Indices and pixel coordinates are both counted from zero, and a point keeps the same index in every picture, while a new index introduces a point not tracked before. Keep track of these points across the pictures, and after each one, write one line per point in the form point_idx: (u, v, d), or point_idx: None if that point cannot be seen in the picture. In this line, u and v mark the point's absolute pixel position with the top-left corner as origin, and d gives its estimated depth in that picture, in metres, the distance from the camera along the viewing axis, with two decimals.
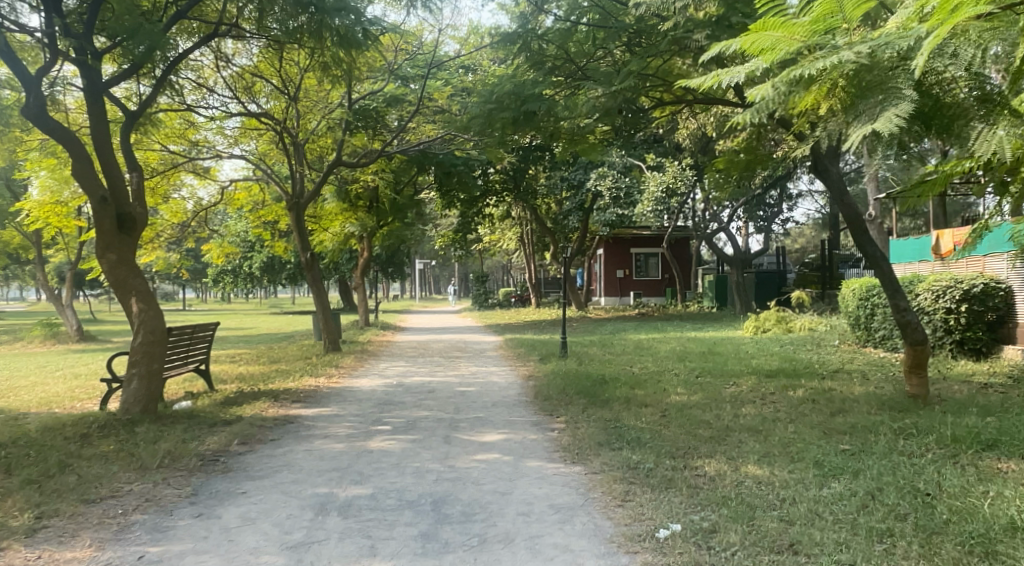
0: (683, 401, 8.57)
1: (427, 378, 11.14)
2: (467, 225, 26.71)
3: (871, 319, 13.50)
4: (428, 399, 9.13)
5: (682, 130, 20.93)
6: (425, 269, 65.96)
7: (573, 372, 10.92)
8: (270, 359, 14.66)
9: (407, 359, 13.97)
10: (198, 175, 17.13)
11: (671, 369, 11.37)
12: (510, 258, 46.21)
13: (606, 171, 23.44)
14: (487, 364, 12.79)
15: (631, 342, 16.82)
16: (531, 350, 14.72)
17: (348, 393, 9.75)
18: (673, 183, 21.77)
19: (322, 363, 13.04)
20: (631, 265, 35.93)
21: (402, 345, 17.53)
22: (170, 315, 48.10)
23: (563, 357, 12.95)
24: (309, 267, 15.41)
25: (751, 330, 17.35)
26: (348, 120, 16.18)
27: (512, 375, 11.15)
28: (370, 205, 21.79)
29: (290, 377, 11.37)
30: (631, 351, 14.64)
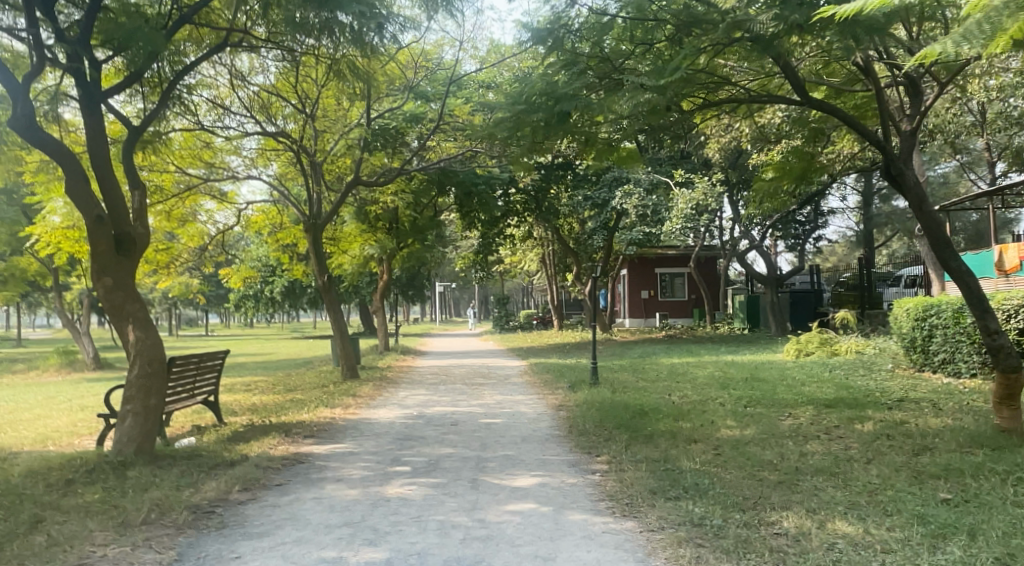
0: (736, 436, 7.70)
1: (450, 409, 10.33)
2: (489, 246, 26.01)
3: (929, 341, 12.52)
4: (452, 433, 8.30)
5: (714, 143, 20.11)
6: (446, 292, 65.34)
7: (608, 401, 10.05)
8: (285, 387, 13.92)
9: (428, 387, 13.14)
10: (215, 197, 16.59)
11: (717, 397, 10.50)
12: (533, 280, 45.41)
13: (632, 188, 22.64)
14: (513, 393, 11.94)
15: (665, 367, 15.88)
16: (559, 376, 13.83)
17: (366, 426, 8.97)
18: (702, 200, 20.76)
19: (338, 392, 12.28)
20: (657, 286, 34.98)
21: (423, 371, 16.73)
22: (191, 341, 47.79)
23: (595, 384, 12.07)
24: (326, 291, 14.67)
25: (794, 354, 16.38)
26: (367, 138, 15.60)
27: (543, 406, 10.29)
28: (390, 227, 21.17)
29: (304, 408, 10.62)
30: (667, 377, 13.72)
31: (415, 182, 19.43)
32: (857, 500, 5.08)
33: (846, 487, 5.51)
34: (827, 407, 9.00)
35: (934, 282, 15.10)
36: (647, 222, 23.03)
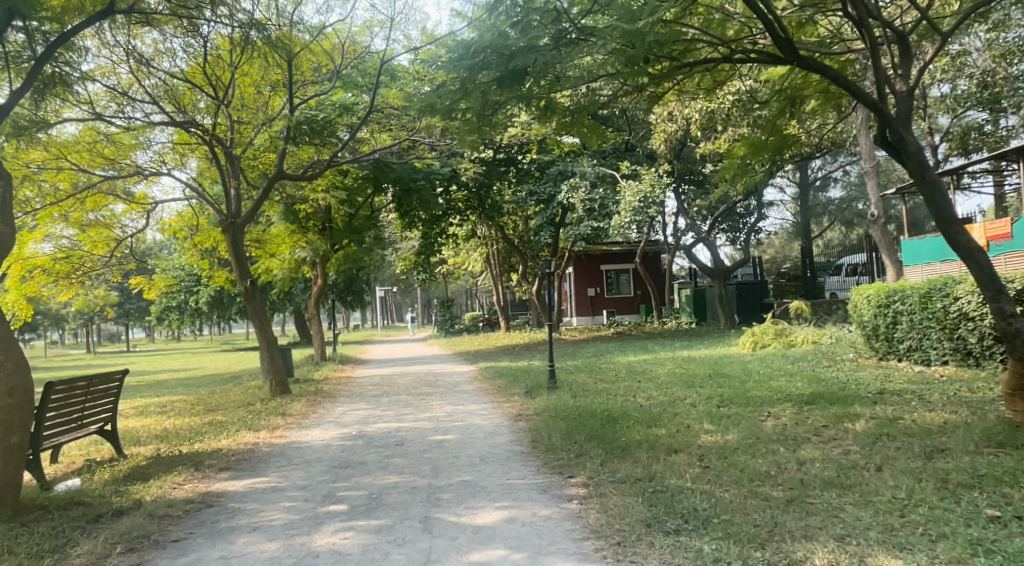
0: (720, 443, 6.83)
1: (394, 426, 9.17)
2: (430, 246, 24.94)
3: (893, 329, 12.01)
4: (396, 456, 7.16)
5: (659, 133, 19.42)
6: (386, 296, 63.62)
7: (570, 408, 9.07)
8: (206, 407, 12.47)
9: (369, 400, 11.92)
10: (120, 197, 14.93)
11: (688, 397, 9.66)
12: (475, 281, 44.34)
13: (578, 182, 21.81)
14: (463, 403, 10.85)
15: (621, 366, 15.03)
16: (512, 381, 12.81)
17: (295, 452, 7.74)
18: (650, 191, 20.10)
19: (266, 411, 10.96)
20: (602, 283, 34.40)
21: (363, 381, 15.46)
22: (113, 357, 44.86)
23: (552, 389, 11.06)
24: (249, 297, 13.14)
25: (751, 346, 15.79)
26: (291, 127, 14.26)
27: (498, 417, 9.22)
28: (323, 227, 20.17)
29: (224, 432, 9.30)
30: (626, 377, 12.83)
31: (350, 179, 18.33)
32: (892, 524, 4.21)
33: (869, 504, 4.65)
34: (808, 404, 8.24)
35: (890, 268, 14.74)
36: (595, 216, 22.16)
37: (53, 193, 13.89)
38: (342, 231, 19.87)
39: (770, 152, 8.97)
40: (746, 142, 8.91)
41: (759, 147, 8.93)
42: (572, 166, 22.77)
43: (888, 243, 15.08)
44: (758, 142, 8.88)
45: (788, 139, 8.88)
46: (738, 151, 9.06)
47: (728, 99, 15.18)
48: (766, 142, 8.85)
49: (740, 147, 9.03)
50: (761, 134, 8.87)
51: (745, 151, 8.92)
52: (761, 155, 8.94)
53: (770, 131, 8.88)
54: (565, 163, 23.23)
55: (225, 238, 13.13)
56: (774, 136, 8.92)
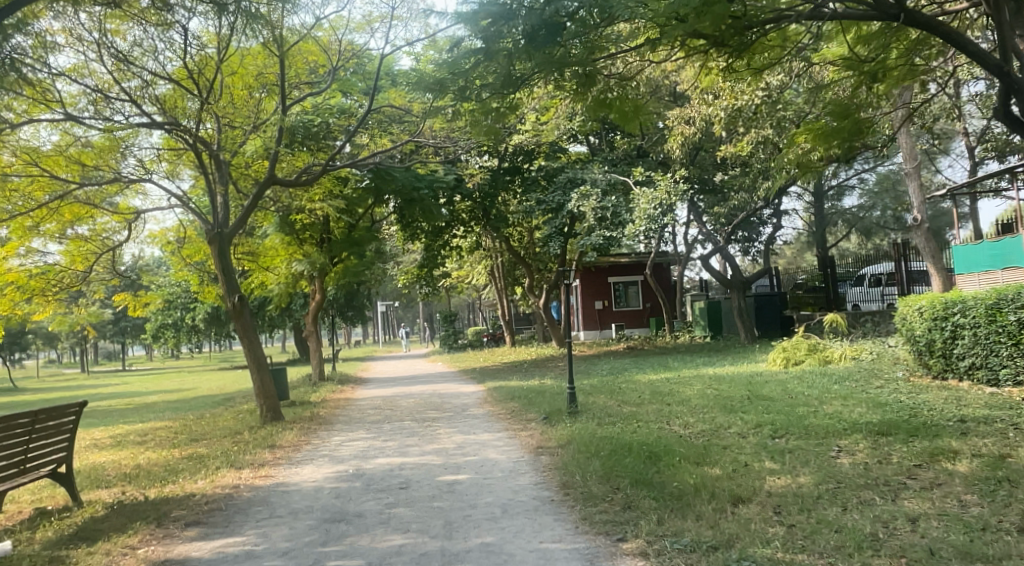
0: (795, 489, 5.62)
1: (397, 461, 7.98)
2: (433, 259, 23.93)
3: (952, 344, 10.83)
4: (399, 505, 5.96)
5: (676, 136, 18.26)
6: (387, 311, 62.36)
7: (601, 439, 7.87)
8: (189, 437, 11.28)
9: (370, 428, 10.72)
10: (98, 207, 13.80)
11: (733, 425, 8.45)
12: (480, 294, 43.18)
13: (588, 189, 20.60)
14: (474, 432, 9.64)
15: (643, 385, 13.82)
16: (527, 404, 11.61)
17: (280, 499, 6.55)
18: (666, 198, 18.93)
19: (253, 443, 9.77)
20: (610, 296, 33.24)
21: (363, 404, 14.30)
22: (108, 376, 43.60)
23: (574, 415, 9.87)
24: (237, 315, 11.77)
25: (782, 363, 14.61)
26: (283, 125, 13.00)
27: (516, 451, 8.02)
28: (321, 239, 19.52)
29: (203, 469, 8.11)
30: (652, 399, 11.60)
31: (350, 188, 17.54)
32: None
33: None
34: (883, 436, 7.05)
35: (937, 278, 13.67)
36: (606, 225, 20.97)
37: (26, 202, 12.81)
38: (341, 243, 19.11)
39: (847, 137, 7.55)
40: (809, 130, 7.59)
41: (829, 134, 7.56)
42: (582, 173, 21.65)
43: (934, 251, 13.87)
44: (824, 128, 7.53)
45: (865, 121, 7.47)
46: (802, 140, 7.76)
47: (756, 97, 14.09)
48: (834, 126, 7.48)
49: (803, 135, 7.71)
50: (828, 118, 7.51)
51: (810, 139, 7.60)
52: (833, 142, 7.57)
53: (841, 114, 7.53)
54: (575, 170, 22.07)
55: (211, 249, 11.74)
56: (848, 119, 7.53)
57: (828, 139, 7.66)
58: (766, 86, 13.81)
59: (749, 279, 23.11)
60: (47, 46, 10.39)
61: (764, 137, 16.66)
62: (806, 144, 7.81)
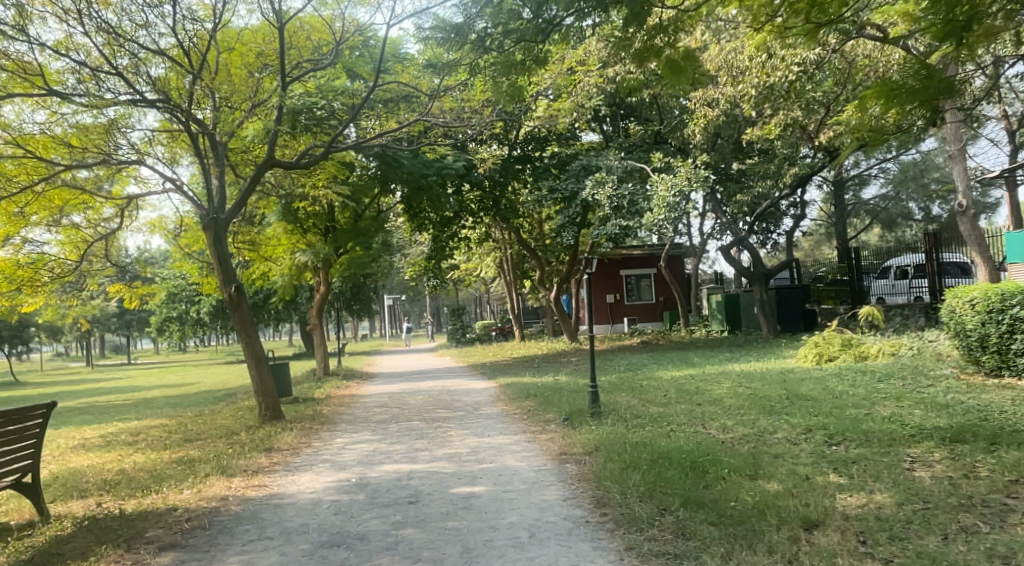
0: (877, 511, 4.78)
1: (405, 469, 7.14)
2: (442, 251, 23.14)
3: (1011, 338, 9.95)
4: (410, 524, 5.14)
5: (698, 120, 17.49)
6: (395, 305, 61.70)
7: (634, 444, 7.05)
8: (182, 438, 10.49)
9: (375, 429, 9.91)
10: (88, 193, 12.97)
11: (780, 430, 7.59)
12: (489, 288, 42.35)
13: (604, 177, 19.74)
14: (489, 434, 8.80)
15: (667, 382, 12.98)
16: (546, 404, 10.81)
17: (273, 513, 5.73)
18: (687, 185, 18.04)
19: (248, 446, 8.97)
20: (623, 289, 32.39)
21: (369, 401, 13.52)
22: (112, 371, 42.93)
23: (598, 416, 9.05)
24: (233, 308, 10.88)
25: (814, 360, 13.73)
26: (283, 104, 12.09)
27: (538, 458, 7.18)
28: (326, 229, 18.77)
29: (190, 477, 7.30)
30: (680, 399, 10.76)
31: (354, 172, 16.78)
32: None
33: None
34: (959, 443, 6.21)
35: (981, 267, 12.85)
36: (622, 214, 19.89)
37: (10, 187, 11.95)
38: (347, 233, 18.37)
39: (929, 97, 6.56)
40: (880, 91, 6.62)
41: (905, 96, 6.61)
42: (598, 160, 20.74)
43: (979, 236, 12.97)
44: (899, 90, 6.58)
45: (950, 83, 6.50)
46: (870, 103, 6.82)
47: (790, 72, 13.17)
48: (912, 87, 6.51)
49: (872, 97, 6.77)
50: (905, 78, 6.57)
51: (881, 100, 6.63)
52: (908, 106, 6.64)
53: (919, 75, 6.56)
54: (589, 158, 21.18)
55: (205, 237, 10.86)
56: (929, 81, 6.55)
57: (900, 102, 6.69)
58: (801, 59, 12.93)
59: (772, 271, 22.10)
60: (27, 14, 9.53)
61: (793, 119, 16.14)
62: (876, 105, 6.87)
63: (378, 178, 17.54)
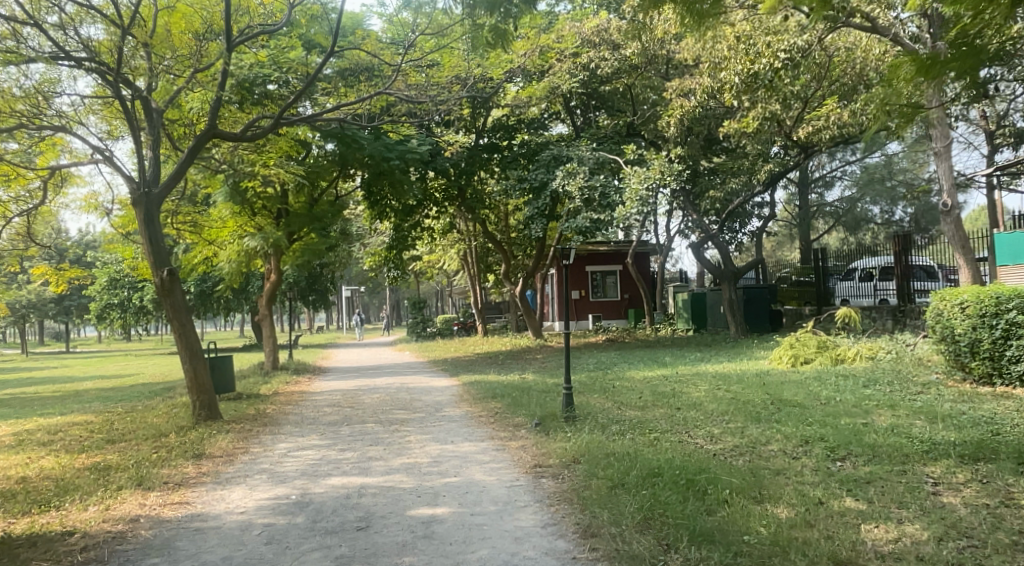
0: (915, 548, 4.05)
1: (356, 483, 6.21)
2: (403, 240, 22.13)
3: (1005, 344, 9.45)
4: (357, 560, 4.23)
5: (674, 110, 16.82)
6: (352, 297, 60.25)
7: (619, 457, 6.22)
8: (105, 440, 9.34)
9: (324, 432, 8.94)
10: (8, 162, 11.62)
11: (774, 441, 6.85)
12: (450, 281, 41.36)
13: (574, 167, 19.01)
14: (451, 442, 7.91)
15: (640, 383, 12.26)
16: (513, 406, 9.95)
17: (190, 541, 4.74)
18: (661, 178, 17.34)
19: (176, 451, 7.93)
20: (587, 286, 31.74)
21: (318, 399, 12.50)
22: (49, 359, 40.78)
23: (573, 422, 8.23)
24: (164, 294, 9.66)
25: (791, 362, 13.16)
26: (227, 69, 10.88)
27: (507, 472, 6.32)
28: (278, 215, 17.66)
29: (99, 489, 6.26)
30: (656, 402, 10.01)
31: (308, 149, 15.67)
32: None
33: None
34: (983, 463, 5.54)
35: (964, 268, 12.42)
36: (593, 208, 19.13)
37: None
38: (301, 218, 17.41)
39: (973, 67, 5.74)
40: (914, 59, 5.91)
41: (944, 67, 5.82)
42: (567, 150, 19.94)
43: (964, 237, 12.51)
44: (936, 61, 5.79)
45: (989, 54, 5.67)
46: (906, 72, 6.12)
47: (776, 60, 12.43)
48: (950, 56, 5.68)
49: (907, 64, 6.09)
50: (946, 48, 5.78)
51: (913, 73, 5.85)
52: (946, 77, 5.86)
53: (961, 40, 5.74)
54: (559, 148, 20.31)
55: (136, 214, 9.71)
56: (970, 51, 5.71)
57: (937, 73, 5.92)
58: (790, 44, 12.27)
59: (741, 269, 21.57)
60: None
61: (771, 113, 15.30)
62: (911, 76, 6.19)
63: (337, 163, 16.58)
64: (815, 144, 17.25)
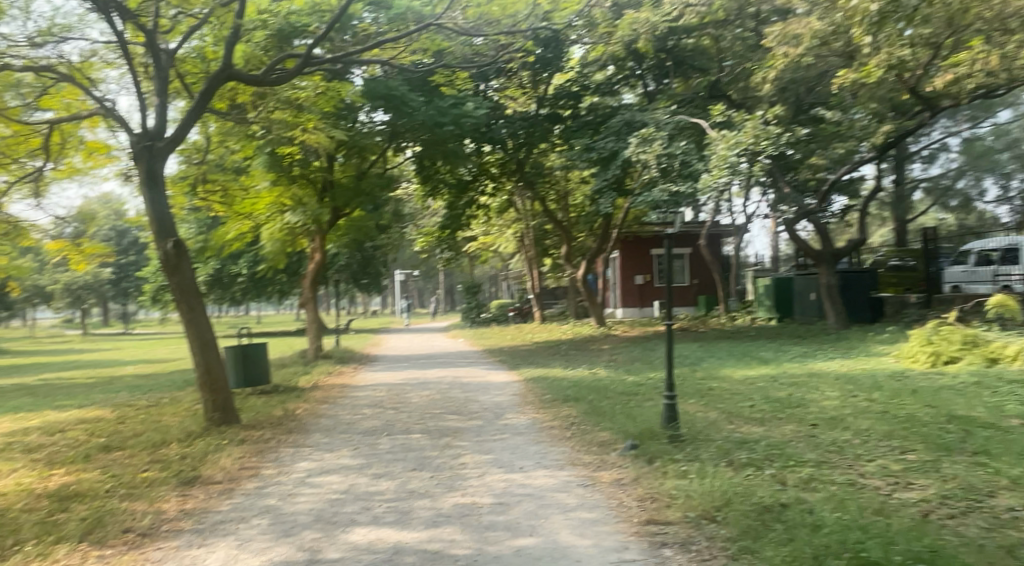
0: None
1: (387, 544, 4.22)
2: (458, 218, 20.27)
3: None
4: None
5: (777, 60, 14.37)
6: (408, 281, 59.00)
7: (783, 518, 4.10)
8: (98, 450, 7.69)
9: (357, 447, 7.04)
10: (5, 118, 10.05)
11: (1004, 492, 4.61)
12: (507, 264, 39.46)
13: (651, 133, 16.78)
14: (520, 470, 5.88)
15: (743, 385, 10.06)
16: (596, 415, 7.90)
17: None
18: (754, 143, 14.95)
19: (166, 473, 6.16)
20: (653, 270, 29.43)
21: (358, 397, 10.65)
22: (103, 341, 40.46)
23: (684, 446, 6.12)
24: (172, 273, 7.85)
25: (929, 362, 10.72)
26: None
27: (608, 532, 4.26)
28: (322, 190, 15.93)
29: (32, 541, 4.49)
30: (778, 415, 7.82)
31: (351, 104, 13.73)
32: None
33: None
34: None
35: None
36: (672, 179, 16.72)
37: None
38: (347, 191, 15.57)
39: None
40: None
41: None
42: (643, 115, 17.69)
43: None
44: None
45: None
46: None
47: None
48: None
49: None
50: None
51: None
52: None
53: None
54: (633, 113, 18.06)
55: (137, 175, 8.01)
56: None
57: None
58: None
59: (840, 251, 18.88)
60: None
61: (898, 60, 12.81)
62: None
63: (386, 136, 14.99)
64: (943, 101, 14.54)
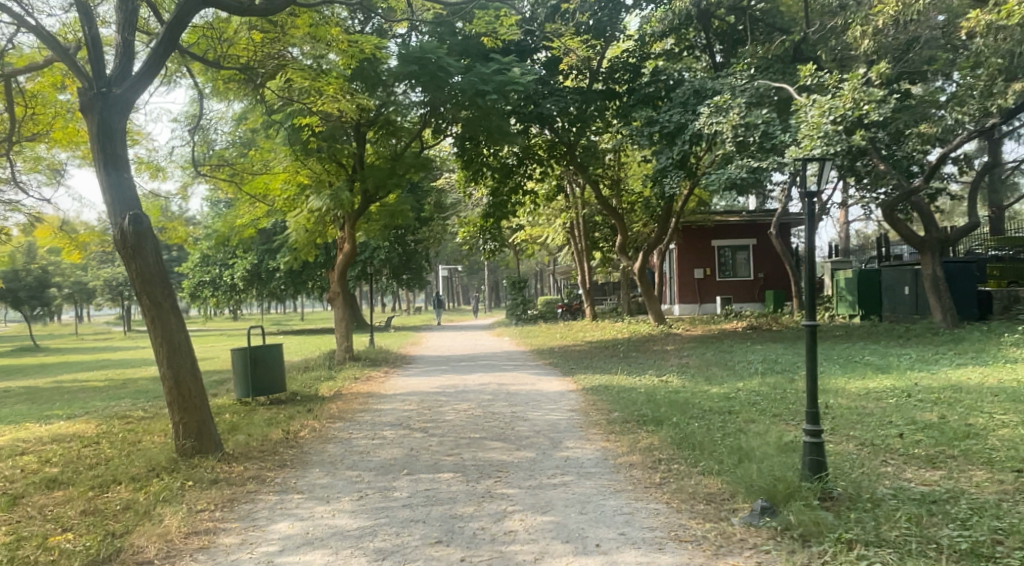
0: None
1: None
2: (503, 207, 18.15)
3: None
4: None
5: None
6: (452, 277, 57.41)
7: None
8: (35, 488, 5.87)
9: (363, 495, 5.05)
10: None
11: None
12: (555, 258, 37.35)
13: (726, 100, 14.43)
14: (598, 550, 3.82)
15: (867, 401, 7.80)
16: (692, 449, 5.76)
17: None
18: (853, 106, 12.53)
19: (88, 537, 4.29)
20: (714, 263, 26.93)
21: (382, 411, 8.71)
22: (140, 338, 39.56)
23: (850, 517, 3.96)
24: (127, 256, 6.01)
25: None
26: None
27: None
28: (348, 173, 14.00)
29: None
30: (948, 451, 5.58)
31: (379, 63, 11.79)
32: None
33: None
34: None
35: None
36: (750, 152, 14.38)
37: None
38: (379, 173, 13.54)
39: None
40: None
41: None
42: (715, 81, 15.39)
43: None
44: None
45: None
46: None
47: None
48: None
49: None
50: None
51: None
52: None
53: None
54: (702, 80, 15.77)
55: (87, 129, 6.22)
56: None
57: None
58: None
59: (948, 238, 16.26)
60: None
61: None
62: None
63: (425, 113, 13.09)
64: None
